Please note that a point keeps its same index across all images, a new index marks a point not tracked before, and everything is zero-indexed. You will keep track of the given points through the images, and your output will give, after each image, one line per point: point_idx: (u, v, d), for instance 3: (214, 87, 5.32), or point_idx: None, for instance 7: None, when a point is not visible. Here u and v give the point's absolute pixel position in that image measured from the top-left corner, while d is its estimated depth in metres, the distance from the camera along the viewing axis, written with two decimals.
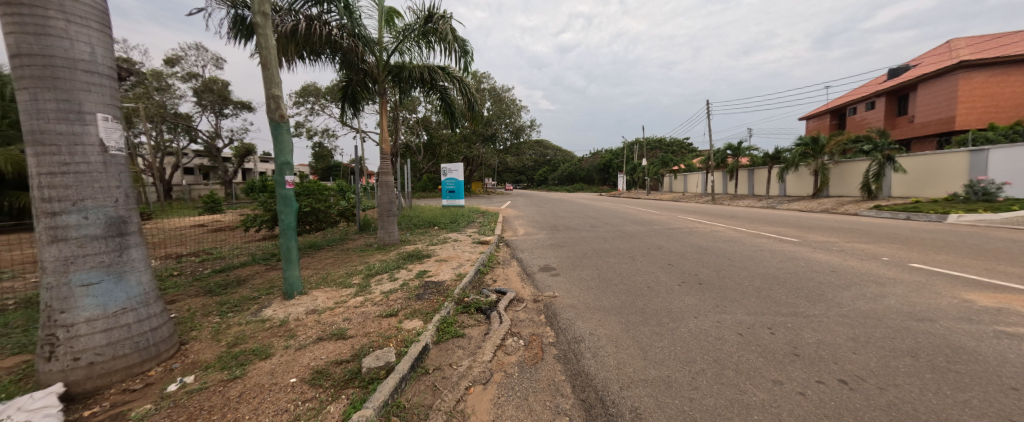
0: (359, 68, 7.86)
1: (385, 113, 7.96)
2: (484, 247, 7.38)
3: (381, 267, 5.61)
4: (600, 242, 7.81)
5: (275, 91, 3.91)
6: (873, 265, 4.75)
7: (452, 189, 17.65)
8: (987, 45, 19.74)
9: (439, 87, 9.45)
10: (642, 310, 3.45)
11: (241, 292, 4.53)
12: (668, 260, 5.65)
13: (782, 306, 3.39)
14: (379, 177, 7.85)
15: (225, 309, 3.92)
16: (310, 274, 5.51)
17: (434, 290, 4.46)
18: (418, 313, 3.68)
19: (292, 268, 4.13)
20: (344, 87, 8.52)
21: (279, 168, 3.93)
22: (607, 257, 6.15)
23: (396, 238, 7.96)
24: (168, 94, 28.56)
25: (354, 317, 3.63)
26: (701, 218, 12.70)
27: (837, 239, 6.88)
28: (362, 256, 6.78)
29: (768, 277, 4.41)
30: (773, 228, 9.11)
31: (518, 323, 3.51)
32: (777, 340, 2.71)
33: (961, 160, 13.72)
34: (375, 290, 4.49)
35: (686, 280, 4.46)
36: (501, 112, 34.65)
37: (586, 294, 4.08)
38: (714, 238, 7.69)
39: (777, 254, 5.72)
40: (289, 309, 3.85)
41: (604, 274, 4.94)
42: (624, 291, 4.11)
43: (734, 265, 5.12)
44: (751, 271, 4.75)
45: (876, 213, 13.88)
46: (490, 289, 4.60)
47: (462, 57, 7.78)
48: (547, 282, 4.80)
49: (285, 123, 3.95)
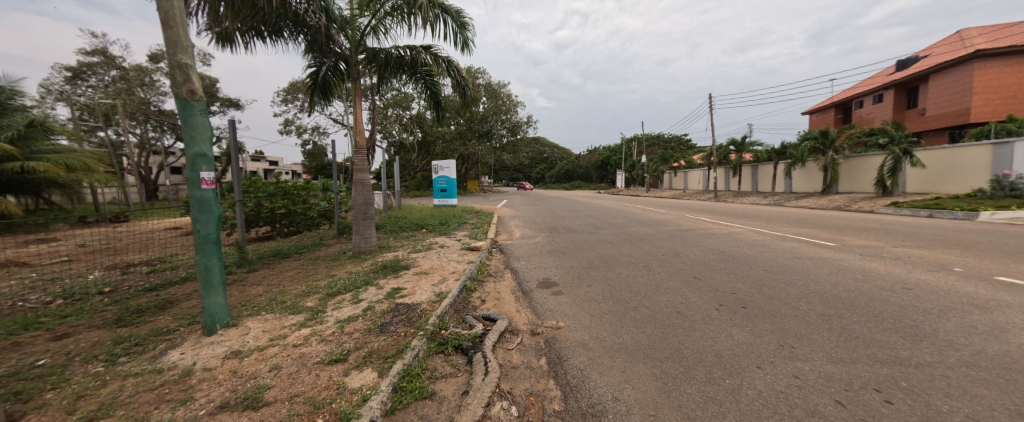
0: (328, 48, 6.82)
1: (360, 98, 6.91)
2: (473, 255, 6.38)
3: (346, 283, 4.63)
4: (606, 247, 6.88)
5: (182, 58, 2.90)
6: (953, 281, 3.84)
7: (444, 187, 16.66)
8: (1001, 33, 18.93)
9: (424, 72, 8.38)
10: (681, 354, 2.50)
11: (157, 322, 3.54)
12: (690, 272, 4.71)
13: (874, 347, 2.47)
14: (355, 174, 6.83)
15: (118, 351, 2.91)
16: (258, 294, 4.50)
17: (404, 318, 3.48)
18: (376, 355, 2.73)
19: (213, 295, 3.13)
20: (313, 75, 7.45)
21: (191, 163, 2.94)
22: (617, 267, 5.21)
23: (374, 245, 6.99)
24: (153, 90, 26.24)
25: (287, 365, 2.65)
26: (710, 217, 11.85)
27: (879, 243, 5.97)
28: (330, 267, 5.78)
29: (829, 299, 3.47)
30: (799, 229, 8.19)
31: (510, 372, 2.54)
32: (903, 417, 1.76)
33: (984, 154, 12.93)
34: (329, 319, 3.51)
35: (724, 301, 3.52)
36: (497, 108, 33.59)
37: (602, 323, 3.15)
38: (735, 241, 6.78)
39: (820, 263, 4.80)
40: (202, 352, 2.85)
41: (618, 293, 4.00)
42: (648, 319, 3.17)
43: (776, 279, 4.18)
44: (802, 289, 3.80)
45: (894, 210, 13.07)
46: (476, 315, 3.62)
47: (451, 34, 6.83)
48: (548, 304, 3.83)
49: (195, 102, 2.95)
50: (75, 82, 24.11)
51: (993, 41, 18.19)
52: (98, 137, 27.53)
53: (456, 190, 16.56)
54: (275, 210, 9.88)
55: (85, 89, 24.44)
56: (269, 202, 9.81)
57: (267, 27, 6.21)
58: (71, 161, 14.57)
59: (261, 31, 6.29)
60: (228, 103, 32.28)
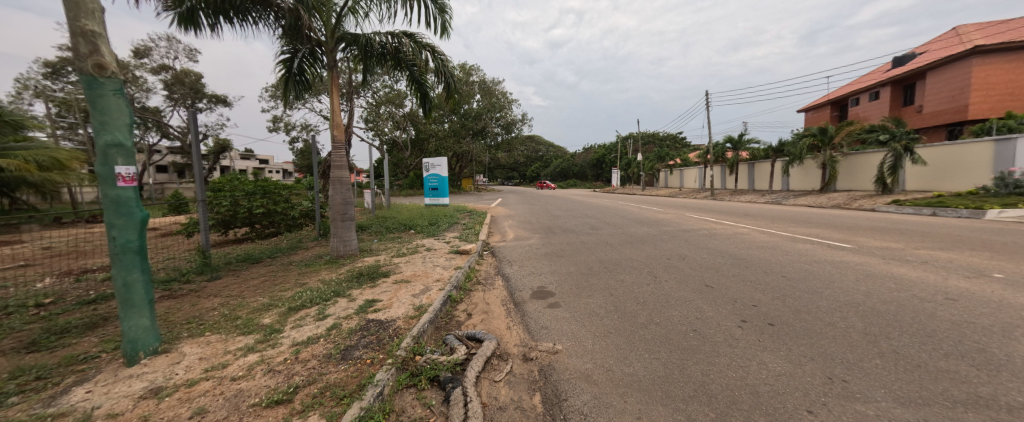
0: (303, 34, 6.24)
1: (338, 89, 6.32)
2: (462, 260, 5.83)
3: (312, 295, 4.06)
4: (605, 249, 6.37)
5: (86, 24, 2.34)
6: (1000, 290, 3.38)
7: (436, 186, 16.05)
8: (997, 29, 18.82)
9: (409, 63, 7.76)
10: (710, 392, 2.00)
11: (77, 348, 2.96)
12: (701, 280, 4.21)
13: (946, 382, 1.98)
14: (332, 171, 6.24)
15: (8, 389, 2.33)
16: (211, 307, 3.92)
17: (373, 339, 2.95)
18: (329, 394, 2.19)
19: (134, 317, 2.57)
20: (287, 64, 6.83)
21: (102, 154, 2.39)
22: (619, 273, 4.73)
23: (354, 249, 6.43)
24: (137, 86, 25.24)
25: (215, 408, 2.10)
26: (712, 216, 11.38)
27: (898, 245, 5.55)
28: (301, 274, 5.20)
29: (867, 313, 2.99)
30: (807, 229, 7.76)
31: (496, 416, 2.02)
32: None
33: (987, 151, 12.68)
34: (285, 340, 2.96)
35: (746, 316, 3.05)
36: (492, 105, 32.98)
37: (608, 347, 2.65)
38: (743, 243, 6.31)
39: (843, 268, 4.33)
40: (114, 391, 2.28)
41: (622, 305, 3.50)
42: (661, 341, 2.68)
43: (799, 288, 3.70)
44: (832, 300, 3.31)
45: (896, 208, 12.77)
46: (459, 335, 3.08)
47: (427, 19, 6.31)
48: (543, 319, 3.32)
49: (105, 80, 2.40)
50: (55, 77, 22.96)
51: (991, 36, 18.02)
52: (78, 135, 26.41)
53: (448, 189, 15.95)
54: (253, 209, 9.27)
55: (64, 85, 23.34)
56: (247, 201, 9.20)
57: (233, 8, 5.58)
58: (40, 158, 13.46)
59: (227, 13, 5.66)
60: (215, 100, 31.25)
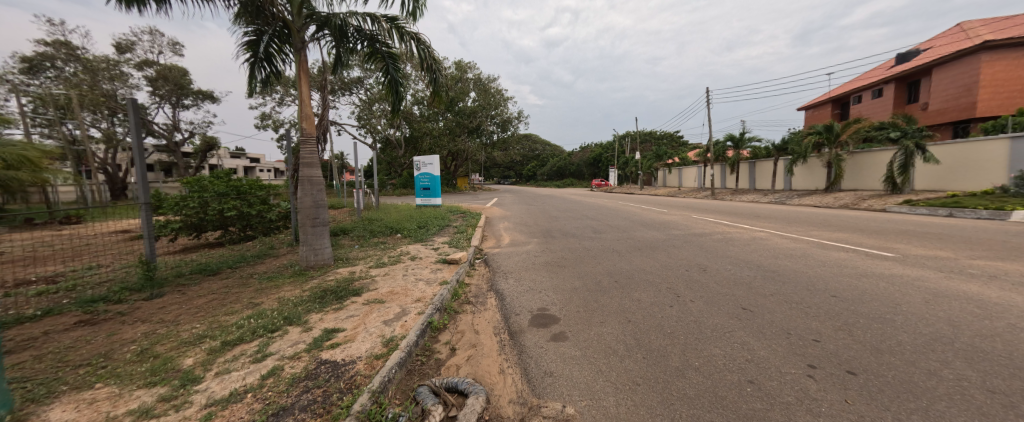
0: (265, 10, 5.45)
1: (306, 77, 5.52)
2: (449, 272, 5.05)
3: (259, 322, 3.27)
4: (611, 257, 5.69)
5: None
6: None
7: (427, 185, 15.24)
8: (1003, 25, 18.41)
9: (387, 53, 6.93)
10: None
11: None
12: (734, 301, 3.48)
13: None
14: (302, 169, 5.45)
15: None
16: (130, 340, 3.11)
17: (317, 396, 2.15)
18: None
19: None
20: (252, 47, 6.02)
21: None
22: (633, 290, 4.00)
23: (327, 258, 5.65)
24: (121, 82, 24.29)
25: None
26: (719, 218, 10.77)
27: (943, 252, 4.92)
28: (258, 292, 4.37)
29: (973, 355, 2.27)
30: (827, 233, 7.15)
31: None
32: None
33: (1002, 149, 12.14)
34: (197, 400, 2.16)
35: (812, 359, 2.33)
36: (487, 103, 32.13)
37: (639, 412, 1.90)
38: (767, 250, 5.58)
39: (900, 285, 3.64)
40: None
41: (645, 340, 2.76)
42: (711, 402, 1.95)
43: (862, 315, 2.98)
44: (915, 333, 2.60)
45: (909, 209, 12.20)
46: (438, 386, 2.30)
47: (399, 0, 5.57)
48: (546, 360, 2.57)
49: None
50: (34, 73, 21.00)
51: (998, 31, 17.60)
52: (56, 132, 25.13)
53: (440, 189, 15.15)
54: (224, 212, 8.40)
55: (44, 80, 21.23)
56: (218, 202, 8.31)
57: None
58: None
59: None
60: (202, 96, 30.27)
